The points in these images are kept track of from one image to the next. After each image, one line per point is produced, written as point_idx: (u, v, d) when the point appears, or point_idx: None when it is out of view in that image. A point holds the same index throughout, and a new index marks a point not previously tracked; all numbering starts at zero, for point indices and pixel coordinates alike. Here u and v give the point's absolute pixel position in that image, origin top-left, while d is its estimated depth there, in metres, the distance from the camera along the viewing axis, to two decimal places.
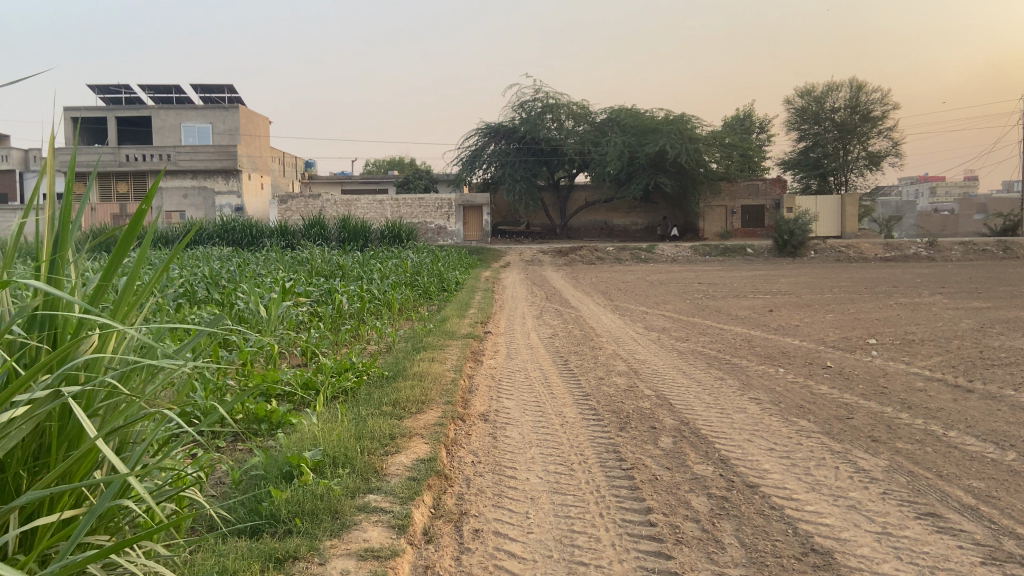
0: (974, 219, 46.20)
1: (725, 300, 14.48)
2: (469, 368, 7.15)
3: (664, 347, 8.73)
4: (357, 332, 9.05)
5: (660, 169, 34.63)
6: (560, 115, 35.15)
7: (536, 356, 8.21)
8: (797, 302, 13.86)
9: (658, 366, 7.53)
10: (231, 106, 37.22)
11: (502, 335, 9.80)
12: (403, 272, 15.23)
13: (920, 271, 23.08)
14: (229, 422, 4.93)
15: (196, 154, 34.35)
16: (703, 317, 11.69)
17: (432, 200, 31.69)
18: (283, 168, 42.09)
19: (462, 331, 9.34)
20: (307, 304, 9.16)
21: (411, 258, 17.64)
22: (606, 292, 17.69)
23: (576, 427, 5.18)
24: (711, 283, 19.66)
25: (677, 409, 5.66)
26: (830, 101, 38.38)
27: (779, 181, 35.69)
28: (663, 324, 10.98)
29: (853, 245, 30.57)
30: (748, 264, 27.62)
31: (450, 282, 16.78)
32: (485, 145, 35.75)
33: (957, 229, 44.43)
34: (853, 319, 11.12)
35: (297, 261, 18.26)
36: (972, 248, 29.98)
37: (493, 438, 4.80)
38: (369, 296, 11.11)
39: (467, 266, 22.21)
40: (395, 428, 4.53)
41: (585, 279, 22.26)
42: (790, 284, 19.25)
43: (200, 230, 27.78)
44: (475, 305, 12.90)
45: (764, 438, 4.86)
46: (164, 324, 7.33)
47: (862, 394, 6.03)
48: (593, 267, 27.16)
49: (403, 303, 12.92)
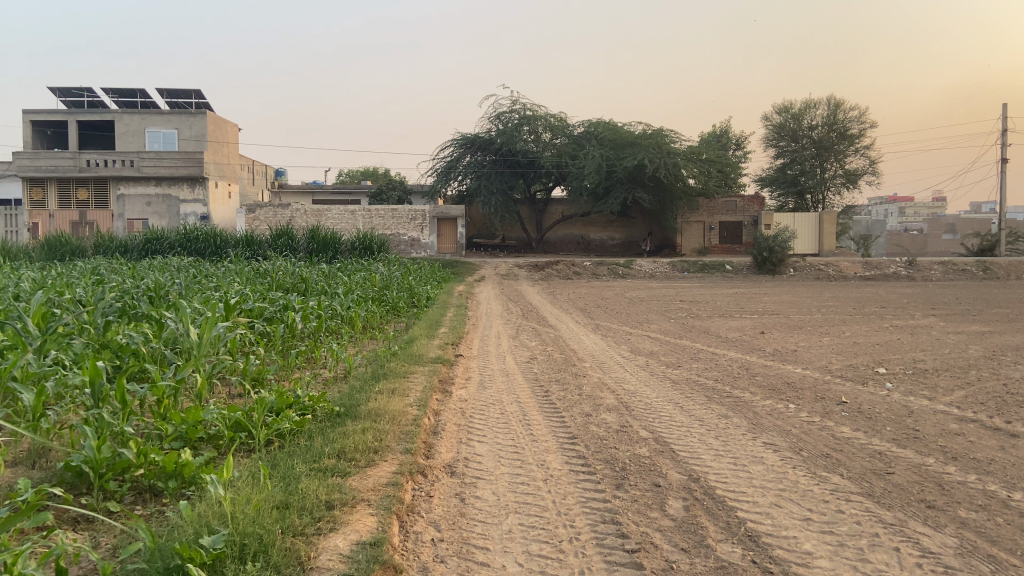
0: (946, 238, 46.27)
1: (711, 321, 13.62)
2: (435, 402, 6.14)
3: (653, 375, 7.81)
4: (311, 355, 8.09)
5: (638, 183, 33.97)
6: (537, 127, 33.98)
7: (513, 386, 7.21)
8: (788, 324, 13.06)
9: (652, 399, 6.59)
10: (197, 111, 35.94)
11: (475, 359, 8.80)
12: (371, 286, 14.21)
13: (903, 291, 22.57)
14: (131, 481, 4.00)
15: (160, 160, 33.02)
16: (690, 340, 10.83)
17: (406, 211, 30.72)
18: (251, 176, 40.77)
19: (431, 355, 8.35)
20: (254, 324, 8.17)
21: (379, 271, 16.62)
22: (585, 309, 16.83)
23: (563, 483, 4.22)
24: (693, 301, 18.88)
25: (680, 459, 4.72)
26: (807, 118, 38.10)
27: (758, 198, 35.23)
28: (649, 347, 10.10)
29: (833, 263, 30.12)
30: (728, 282, 26.96)
31: (420, 297, 15.77)
32: (461, 156, 34.86)
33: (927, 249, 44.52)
34: (851, 344, 10.31)
35: (258, 272, 17.15)
36: (952, 268, 29.64)
37: (461, 502, 3.86)
38: (329, 312, 10.16)
39: (439, 280, 21.24)
40: (334, 494, 3.57)
41: (563, 295, 21.38)
42: (774, 303, 18.54)
43: (162, 240, 26.57)
44: (446, 323, 11.92)
45: (794, 502, 3.95)
46: (80, 346, 6.31)
47: (894, 441, 5.17)
48: (571, 282, 26.33)
49: (367, 320, 11.92)
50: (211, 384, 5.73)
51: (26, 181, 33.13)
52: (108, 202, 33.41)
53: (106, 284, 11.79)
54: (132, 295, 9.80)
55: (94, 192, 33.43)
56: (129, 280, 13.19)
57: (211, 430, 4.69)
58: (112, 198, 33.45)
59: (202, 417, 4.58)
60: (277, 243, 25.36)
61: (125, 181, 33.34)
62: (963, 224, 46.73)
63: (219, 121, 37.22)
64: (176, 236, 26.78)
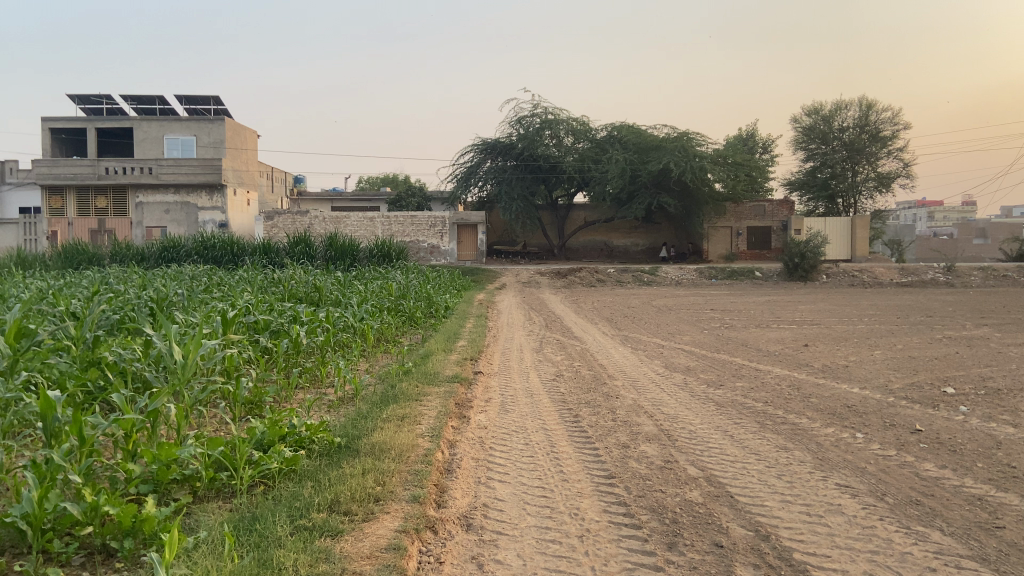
0: (980, 244, 44.79)
1: (747, 333, 12.76)
2: (451, 431, 5.41)
3: (694, 397, 7.00)
4: (316, 374, 7.43)
5: (663, 187, 33.13)
6: (559, 130, 33.65)
7: (538, 410, 6.44)
8: (832, 335, 12.18)
9: (696, 427, 5.82)
10: (216, 118, 35.66)
11: (497, 378, 8.00)
12: (386, 295, 13.57)
13: (942, 299, 21.56)
14: (82, 538, 3.33)
15: (178, 168, 32.77)
16: (727, 354, 10.02)
17: (425, 217, 30.09)
18: (270, 183, 40.44)
19: (447, 373, 7.60)
20: (255, 339, 7.51)
21: (396, 279, 15.94)
22: (611, 318, 16.07)
23: (602, 541, 3.47)
24: (725, 310, 18.01)
25: (741, 508, 3.94)
26: (838, 119, 37.07)
27: (787, 202, 34.25)
28: (685, 362, 9.30)
29: (866, 269, 29.11)
30: (758, 289, 26.04)
31: (438, 306, 15.09)
32: (481, 161, 34.23)
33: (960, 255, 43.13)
34: (906, 360, 9.45)
35: (272, 281, 16.59)
36: (992, 274, 28.50)
37: (478, 570, 3.12)
38: (337, 325, 9.52)
39: (459, 289, 20.59)
40: (318, 565, 2.86)
41: (587, 303, 20.62)
42: (811, 311, 17.65)
43: (179, 248, 26.17)
44: (465, 336, 11.18)
45: (893, 570, 3.17)
46: (56, 364, 5.69)
47: (991, 482, 4.39)
48: (594, 290, 25.57)
49: (381, 332, 11.25)
50: (196, 411, 5.08)
51: (46, 189, 32.94)
52: (128, 210, 33.15)
53: (107, 294, 11.20)
54: (131, 306, 9.22)
55: (113, 200, 33.17)
56: (136, 290, 12.63)
57: (184, 470, 4.03)
58: (131, 206, 33.19)
59: (174, 455, 3.90)
60: (295, 251, 24.77)
61: (144, 189, 33.04)
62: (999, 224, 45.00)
63: (238, 127, 36.92)
64: (193, 244, 26.35)
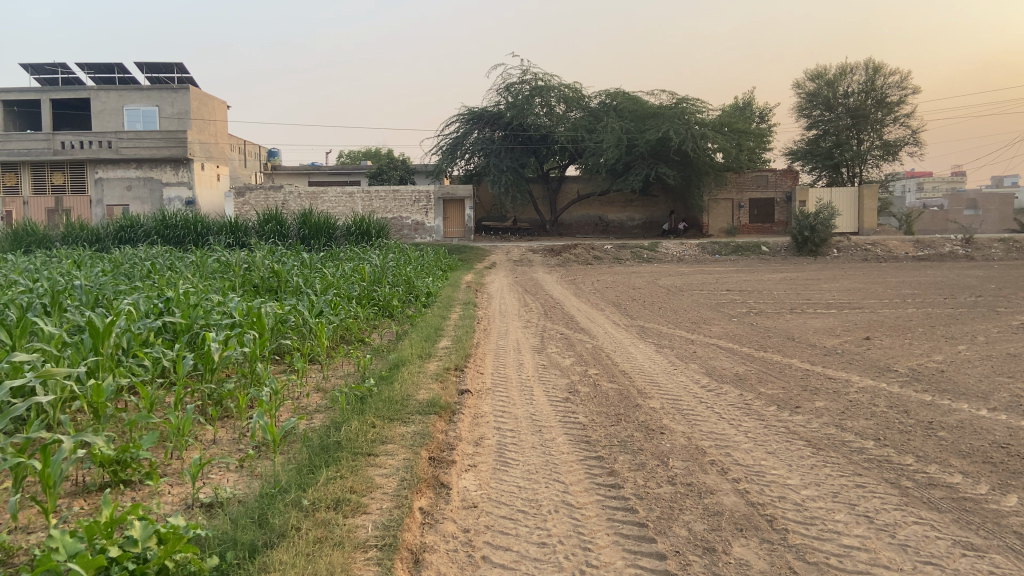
0: (970, 215, 42.55)
1: (783, 322, 10.69)
2: (418, 526, 3.34)
3: (773, 431, 4.93)
4: (235, 403, 5.42)
5: (661, 158, 30.96)
6: (549, 98, 31.02)
7: (555, 462, 4.35)
8: (890, 324, 10.18)
9: (804, 499, 3.72)
10: (180, 87, 33.03)
11: (488, 401, 5.84)
12: (356, 280, 11.45)
13: (972, 274, 19.62)
14: None
15: (140, 141, 30.24)
16: (777, 353, 7.97)
17: (408, 192, 27.84)
18: (242, 157, 37.92)
19: (420, 398, 5.45)
20: (148, 359, 5.45)
21: (370, 260, 13.74)
22: (618, 303, 14.04)
23: None
24: (742, 291, 16.03)
25: None
26: (843, 84, 34.91)
27: (791, 171, 32.25)
28: (731, 368, 7.22)
29: (879, 243, 27.17)
30: (767, 265, 24.03)
31: (418, 292, 12.94)
32: (467, 132, 31.87)
33: (949, 228, 40.91)
34: (1006, 360, 7.44)
35: (225, 264, 14.40)
36: (1014, 246, 26.61)
37: None
38: (283, 325, 7.48)
39: (443, 269, 18.50)
40: None
41: (586, 283, 18.59)
42: (839, 291, 15.67)
43: (137, 227, 23.87)
44: (449, 332, 9.05)
45: None
46: None
47: None
48: (591, 268, 23.54)
49: (345, 329, 9.11)
50: None
51: None
52: (86, 186, 30.62)
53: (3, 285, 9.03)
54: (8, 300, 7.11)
55: (70, 176, 30.59)
56: (52, 277, 10.51)
57: None
58: (90, 182, 30.65)
59: None
60: (264, 229, 22.53)
61: (104, 164, 30.53)
62: (988, 194, 42.24)
63: (205, 97, 34.30)
64: (154, 223, 24.01)
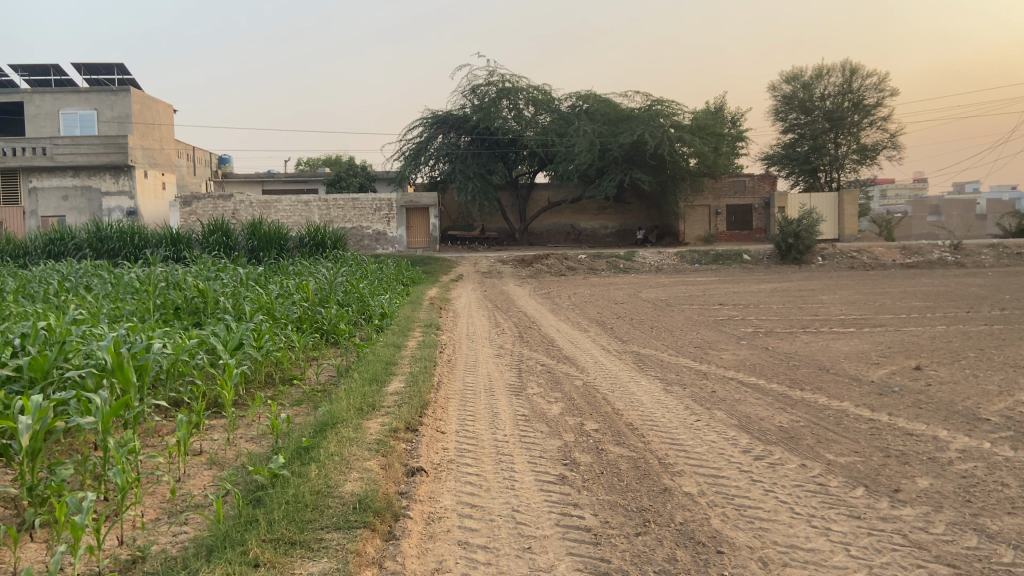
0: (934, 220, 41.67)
1: (801, 346, 9.04)
2: None
3: (893, 547, 3.21)
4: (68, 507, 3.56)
5: (636, 162, 29.39)
6: (518, 100, 29.26)
7: None
8: (931, 348, 8.56)
9: None
10: (121, 89, 30.75)
11: (450, 487, 4.02)
12: (297, 300, 9.55)
13: (973, 282, 18.28)
14: None
15: (77, 147, 27.92)
16: (819, 394, 6.27)
17: (369, 201, 25.91)
18: (190, 165, 35.62)
19: (348, 494, 3.61)
20: None
21: (316, 275, 11.80)
22: (601, 321, 12.33)
23: None
24: (736, 305, 14.43)
25: None
26: (819, 87, 33.75)
27: (769, 176, 31.04)
28: (771, 417, 5.51)
29: (865, 249, 25.89)
30: (751, 275, 22.56)
31: (372, 312, 11.08)
32: (432, 137, 30.01)
33: (914, 233, 39.92)
34: None
35: (148, 279, 12.35)
36: (1003, 252, 25.50)
37: None
38: (182, 367, 5.56)
39: (404, 283, 16.66)
40: None
41: (562, 297, 16.87)
42: (843, 304, 14.12)
43: (69, 240, 21.56)
44: (403, 368, 7.20)
45: None
46: None
47: None
48: (565, 280, 21.89)
49: (273, 364, 7.25)
50: None
51: None
52: (19, 198, 28.08)
53: None
54: None
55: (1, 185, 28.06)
56: None
57: None
58: (23, 192, 28.13)
59: None
60: (209, 241, 20.39)
61: (39, 172, 28.05)
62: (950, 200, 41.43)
63: (150, 100, 31.98)
64: (88, 235, 21.73)
